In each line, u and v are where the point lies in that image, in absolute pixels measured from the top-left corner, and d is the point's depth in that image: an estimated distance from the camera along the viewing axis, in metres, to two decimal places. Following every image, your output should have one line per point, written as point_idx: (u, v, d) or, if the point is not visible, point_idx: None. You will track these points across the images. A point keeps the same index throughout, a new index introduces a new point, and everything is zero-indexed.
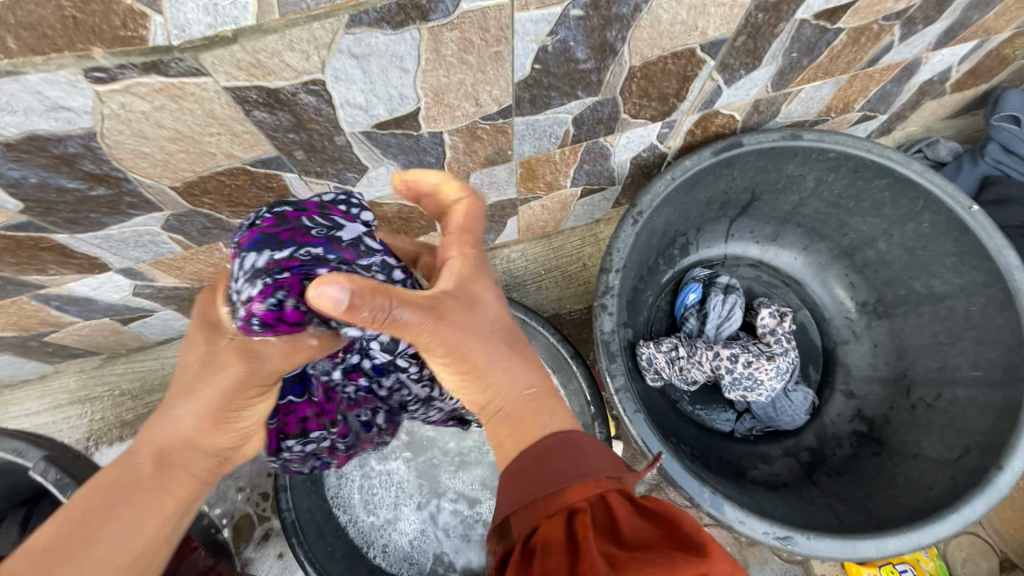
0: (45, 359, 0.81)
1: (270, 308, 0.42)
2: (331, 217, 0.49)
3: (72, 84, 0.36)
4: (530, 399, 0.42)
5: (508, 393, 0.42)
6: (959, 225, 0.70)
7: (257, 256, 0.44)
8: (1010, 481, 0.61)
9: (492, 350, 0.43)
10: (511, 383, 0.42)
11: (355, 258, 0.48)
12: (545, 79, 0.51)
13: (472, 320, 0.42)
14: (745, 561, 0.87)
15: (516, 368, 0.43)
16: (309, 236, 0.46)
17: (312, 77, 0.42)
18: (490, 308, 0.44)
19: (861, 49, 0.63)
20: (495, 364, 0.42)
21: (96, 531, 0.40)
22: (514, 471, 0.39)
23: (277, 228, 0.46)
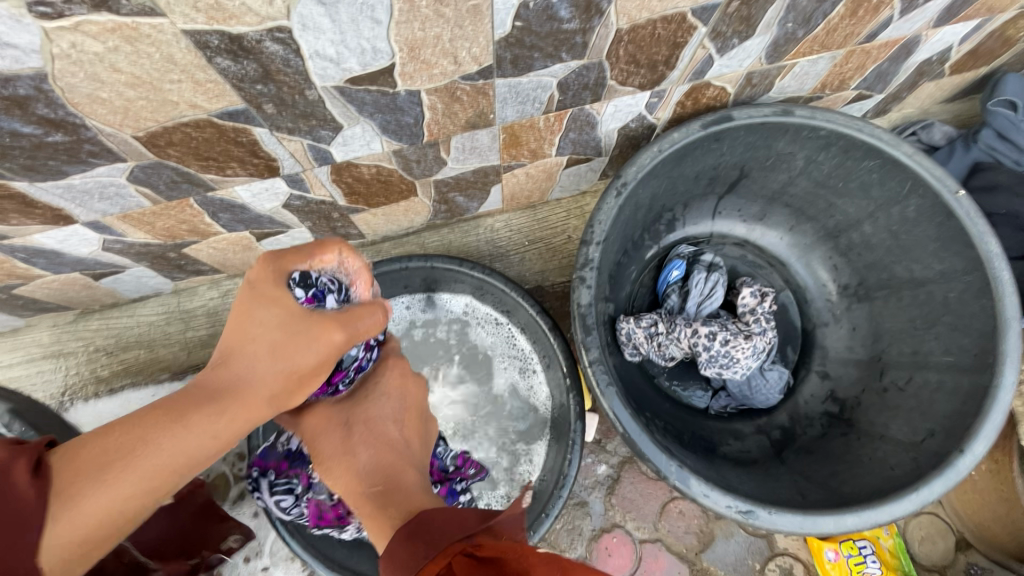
0: (15, 312, 0.81)
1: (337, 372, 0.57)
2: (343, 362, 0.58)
3: (15, 18, 0.34)
4: (376, 493, 0.48)
5: (381, 464, 0.50)
6: (943, 209, 0.69)
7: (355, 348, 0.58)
8: (969, 464, 0.62)
9: (349, 417, 0.55)
10: (360, 470, 0.50)
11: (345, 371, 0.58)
12: (527, 38, 0.49)
13: (321, 433, 0.54)
14: (712, 533, 0.89)
15: (372, 461, 0.50)
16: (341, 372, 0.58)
17: (278, 23, 0.40)
18: (338, 436, 0.53)
19: (859, 22, 0.61)
20: (336, 455, 0.52)
21: (136, 458, 0.38)
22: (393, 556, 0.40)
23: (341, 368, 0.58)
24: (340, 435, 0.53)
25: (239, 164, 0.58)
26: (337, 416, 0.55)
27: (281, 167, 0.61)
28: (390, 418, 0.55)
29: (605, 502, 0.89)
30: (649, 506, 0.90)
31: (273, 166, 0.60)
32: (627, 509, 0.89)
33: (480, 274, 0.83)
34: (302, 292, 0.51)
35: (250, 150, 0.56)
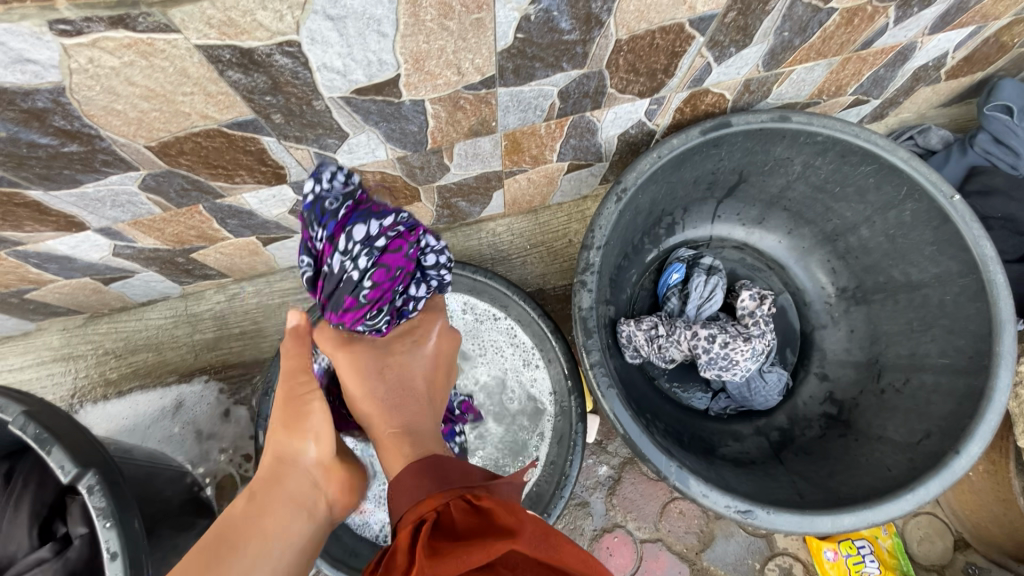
0: (26, 316, 0.82)
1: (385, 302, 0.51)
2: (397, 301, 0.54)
3: (37, 36, 0.35)
4: (398, 434, 0.50)
5: (402, 409, 0.52)
6: (939, 213, 0.70)
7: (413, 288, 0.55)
8: (965, 465, 0.63)
9: (388, 362, 0.53)
10: (391, 413, 0.51)
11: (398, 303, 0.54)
12: (529, 49, 0.51)
13: (359, 374, 0.53)
14: (712, 533, 0.90)
15: (402, 408, 0.52)
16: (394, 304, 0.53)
17: (287, 37, 0.41)
18: (365, 380, 0.53)
19: (854, 30, 0.62)
20: (368, 396, 0.52)
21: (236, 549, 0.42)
22: (400, 489, 0.43)
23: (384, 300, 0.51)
24: (367, 379, 0.53)
25: (247, 171, 0.59)
26: (373, 358, 0.53)
27: (288, 174, 0.62)
28: (415, 372, 0.54)
29: (605, 503, 0.91)
30: (650, 506, 0.91)
31: (280, 173, 0.62)
32: (628, 509, 0.90)
33: (482, 277, 0.84)
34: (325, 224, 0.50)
35: (257, 158, 0.58)
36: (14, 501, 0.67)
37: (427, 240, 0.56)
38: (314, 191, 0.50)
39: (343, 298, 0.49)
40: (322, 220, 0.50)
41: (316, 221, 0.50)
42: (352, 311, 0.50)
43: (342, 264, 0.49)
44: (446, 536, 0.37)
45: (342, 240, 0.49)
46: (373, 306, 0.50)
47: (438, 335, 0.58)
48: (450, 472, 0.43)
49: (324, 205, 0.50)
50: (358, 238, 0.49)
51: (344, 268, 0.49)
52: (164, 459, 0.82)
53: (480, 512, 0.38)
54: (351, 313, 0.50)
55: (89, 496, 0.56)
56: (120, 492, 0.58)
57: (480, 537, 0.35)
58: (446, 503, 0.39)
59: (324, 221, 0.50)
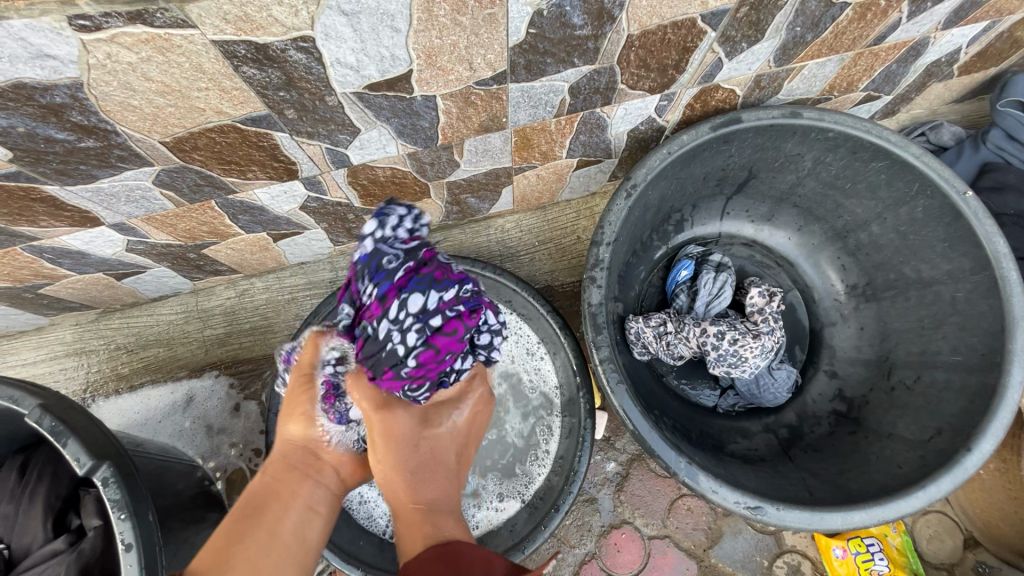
0: (40, 311, 0.83)
1: (427, 377, 0.51)
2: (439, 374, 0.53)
3: (57, 32, 0.36)
4: (427, 509, 0.55)
5: (420, 490, 0.56)
6: (952, 210, 0.69)
7: (458, 360, 0.54)
8: (977, 462, 0.63)
9: (422, 438, 0.56)
10: (421, 489, 0.56)
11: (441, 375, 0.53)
12: (541, 44, 0.51)
13: (391, 445, 0.54)
14: (720, 530, 0.90)
15: (432, 483, 0.57)
16: (436, 376, 0.53)
17: (302, 33, 0.41)
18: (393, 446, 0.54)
19: (867, 25, 0.61)
20: (397, 468, 0.55)
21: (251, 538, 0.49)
22: (416, 571, 0.48)
23: (424, 374, 0.51)
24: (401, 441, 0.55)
25: (259, 167, 0.60)
26: (410, 425, 0.55)
27: (300, 170, 0.63)
28: (439, 447, 0.58)
29: (613, 499, 0.91)
30: (657, 503, 0.91)
31: (292, 169, 0.62)
32: (636, 505, 0.91)
33: (491, 274, 0.85)
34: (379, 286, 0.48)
35: (270, 154, 0.58)
36: (30, 494, 0.67)
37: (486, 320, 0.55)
38: (379, 244, 0.48)
39: (384, 367, 0.49)
40: (376, 277, 0.49)
41: (370, 276, 0.49)
42: (391, 380, 0.50)
43: (388, 335, 0.48)
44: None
45: (394, 310, 0.48)
46: (410, 380, 0.51)
47: (472, 405, 0.61)
48: (464, 562, 0.48)
49: (381, 262, 0.48)
50: (412, 311, 0.48)
51: (391, 342, 0.48)
52: (175, 453, 0.82)
53: None
54: (387, 381, 0.50)
55: (105, 488, 0.57)
56: (134, 484, 0.59)
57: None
58: None
59: (378, 281, 0.48)
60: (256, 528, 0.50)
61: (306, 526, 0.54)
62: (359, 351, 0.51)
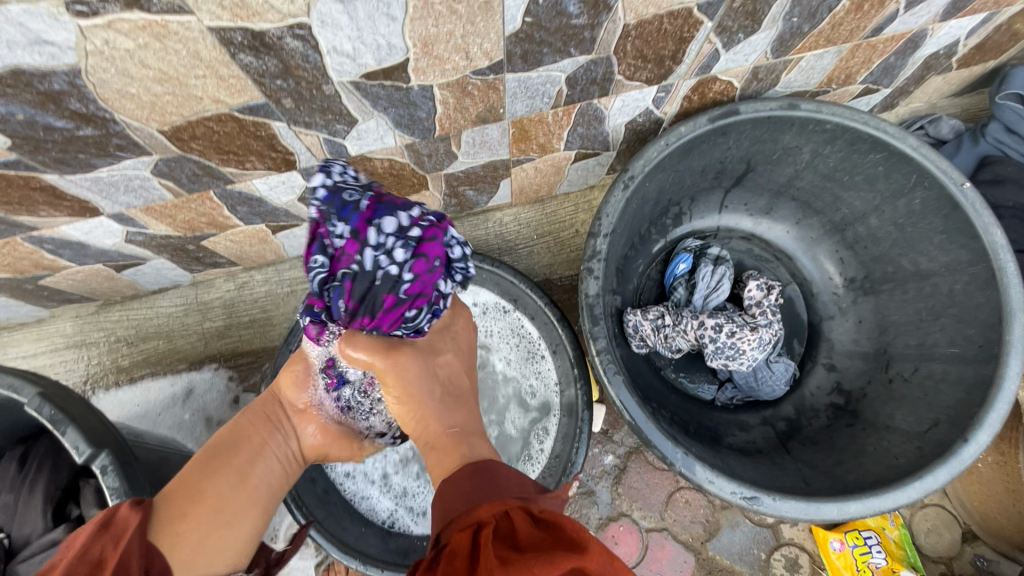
0: (40, 302, 0.83)
1: (423, 298, 0.56)
2: (433, 293, 0.57)
3: (54, 17, 0.36)
4: (453, 436, 0.59)
5: (436, 416, 0.61)
6: (949, 202, 0.69)
7: (444, 281, 0.58)
8: (973, 453, 0.63)
9: (431, 372, 0.61)
10: (437, 418, 0.60)
11: (434, 296, 0.57)
12: (537, 33, 0.51)
13: (407, 384, 0.59)
14: (717, 523, 0.90)
15: (450, 412, 0.62)
16: (430, 296, 0.56)
17: (298, 20, 0.42)
18: (408, 383, 0.59)
19: (864, 16, 0.61)
20: (423, 400, 0.60)
21: (211, 483, 0.57)
22: (450, 486, 0.51)
23: (420, 293, 0.55)
24: (410, 378, 0.59)
25: (257, 157, 0.60)
26: (415, 364, 0.59)
27: (298, 160, 0.63)
28: (449, 377, 0.63)
29: (611, 492, 0.91)
30: (655, 496, 0.91)
31: (290, 160, 0.62)
32: (633, 497, 0.91)
33: (490, 267, 0.85)
34: (348, 228, 0.52)
35: (268, 144, 0.58)
36: (30, 483, 0.68)
37: (454, 235, 0.59)
38: (334, 190, 0.52)
39: (382, 297, 0.53)
40: (342, 215, 0.52)
41: (337, 215, 0.52)
42: (393, 308, 0.55)
43: (378, 260, 0.52)
44: (505, 539, 0.40)
45: (374, 236, 0.52)
46: (410, 304, 0.55)
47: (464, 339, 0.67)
48: (497, 484, 0.49)
49: (347, 198, 0.52)
50: (389, 232, 0.52)
51: (381, 267, 0.52)
52: (175, 444, 0.83)
53: (540, 525, 0.42)
54: (391, 311, 0.55)
55: (103, 476, 0.57)
56: (133, 473, 0.59)
57: (543, 547, 0.38)
58: (505, 512, 0.43)
59: (349, 216, 0.52)
60: (225, 471, 0.59)
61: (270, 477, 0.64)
62: (350, 294, 0.53)
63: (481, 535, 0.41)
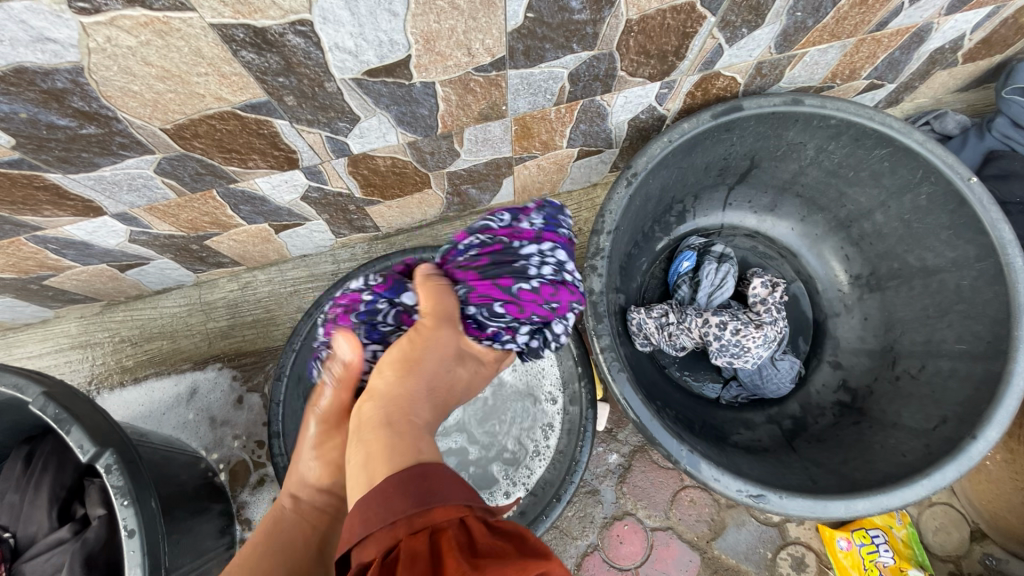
0: (45, 303, 0.84)
1: (512, 313, 0.57)
2: (515, 321, 0.58)
3: (56, 14, 0.36)
4: (413, 428, 0.49)
5: (415, 401, 0.51)
6: (956, 196, 0.69)
7: (530, 334, 0.60)
8: (982, 450, 0.62)
9: (451, 366, 0.55)
10: (409, 407, 0.51)
11: (512, 328, 0.59)
12: (539, 29, 0.50)
13: (421, 356, 0.53)
14: (723, 522, 0.90)
15: (428, 408, 0.53)
16: (514, 317, 0.58)
17: (300, 16, 0.42)
18: (428, 352, 0.53)
19: (869, 10, 0.61)
20: (413, 383, 0.52)
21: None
22: (394, 490, 0.41)
23: (512, 309, 0.57)
24: (419, 353, 0.53)
25: (260, 155, 0.60)
26: (450, 347, 0.55)
27: (300, 159, 0.63)
28: (452, 376, 0.56)
29: (616, 491, 0.90)
30: (660, 495, 0.90)
31: (292, 158, 0.62)
32: (638, 496, 0.90)
33: None
34: (542, 225, 0.62)
35: (271, 142, 0.58)
36: (36, 482, 0.68)
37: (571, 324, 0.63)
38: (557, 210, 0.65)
39: (506, 275, 0.57)
40: (546, 220, 0.62)
41: (545, 217, 0.63)
42: (500, 286, 0.57)
43: (533, 253, 0.59)
44: (466, 548, 0.37)
45: (547, 244, 0.60)
46: (505, 302, 0.57)
47: (482, 372, 0.61)
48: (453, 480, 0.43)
49: (557, 215, 0.63)
50: (559, 258, 0.60)
51: (531, 259, 0.59)
52: (178, 444, 0.83)
53: (497, 532, 0.40)
54: (489, 288, 0.57)
55: (107, 474, 0.57)
56: (137, 471, 0.59)
57: (504, 557, 0.36)
58: (462, 520, 0.40)
59: (549, 222, 0.62)
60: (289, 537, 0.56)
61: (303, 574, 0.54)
62: (488, 252, 0.59)
63: (441, 541, 0.38)
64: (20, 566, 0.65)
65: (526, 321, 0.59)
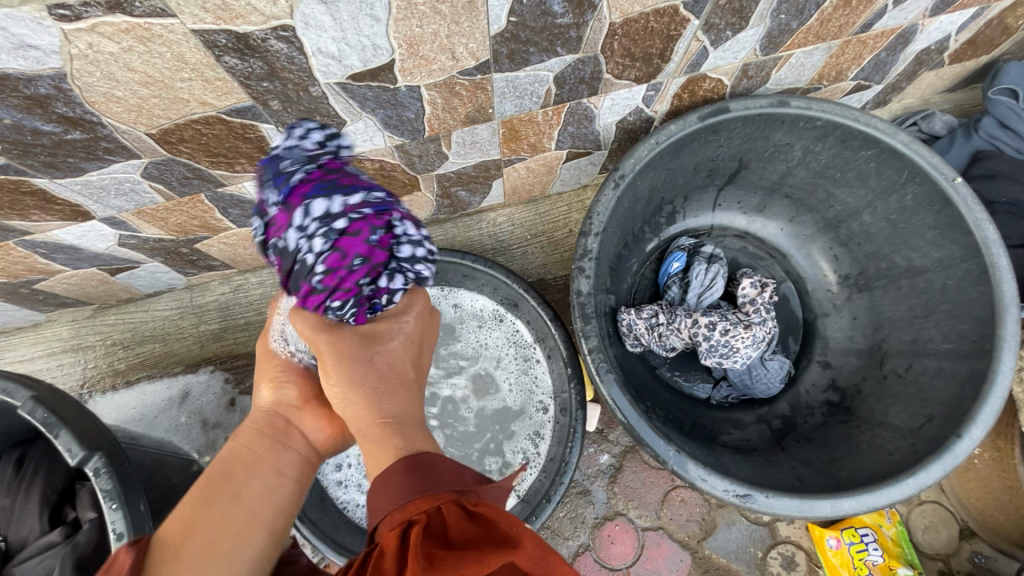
0: (36, 307, 0.84)
1: (344, 295, 0.47)
2: (359, 288, 0.47)
3: (37, 21, 0.36)
4: (385, 428, 0.45)
5: (371, 400, 0.45)
6: (941, 197, 0.69)
7: (387, 281, 0.49)
8: (967, 449, 0.62)
9: (386, 347, 0.48)
10: (371, 407, 0.45)
11: (369, 293, 0.49)
12: (522, 33, 0.51)
13: (340, 364, 0.46)
14: (714, 522, 0.90)
15: (389, 397, 0.46)
16: (357, 286, 0.47)
17: (281, 22, 0.42)
18: (345, 356, 0.46)
19: (853, 12, 0.61)
20: (352, 386, 0.46)
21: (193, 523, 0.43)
22: (380, 486, 0.41)
23: (339, 288, 0.46)
24: (335, 356, 0.46)
25: (247, 160, 0.60)
26: (360, 336, 0.47)
27: None
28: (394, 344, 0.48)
29: (607, 491, 0.91)
30: (651, 495, 0.91)
31: None
32: (630, 497, 0.91)
33: (483, 266, 0.86)
34: (272, 189, 0.46)
35: (257, 146, 0.58)
36: (26, 487, 0.68)
37: (412, 235, 0.51)
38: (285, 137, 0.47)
39: None
40: (273, 180, 0.46)
41: (268, 181, 0.46)
42: (311, 299, 0.47)
43: (295, 244, 0.45)
44: (439, 541, 0.37)
45: (297, 217, 0.44)
46: None
47: (427, 321, 0.52)
48: (437, 464, 0.42)
49: (276, 167, 0.46)
50: (317, 215, 0.44)
51: (296, 247, 0.45)
52: (170, 446, 0.83)
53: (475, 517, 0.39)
54: (312, 301, 0.47)
55: (95, 478, 0.57)
56: (125, 474, 0.59)
57: (472, 553, 0.35)
58: (438, 509, 0.39)
59: (276, 184, 0.45)
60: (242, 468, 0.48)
61: (275, 487, 0.49)
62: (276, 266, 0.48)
63: (411, 538, 0.37)
64: (10, 570, 0.64)
65: (365, 287, 0.48)
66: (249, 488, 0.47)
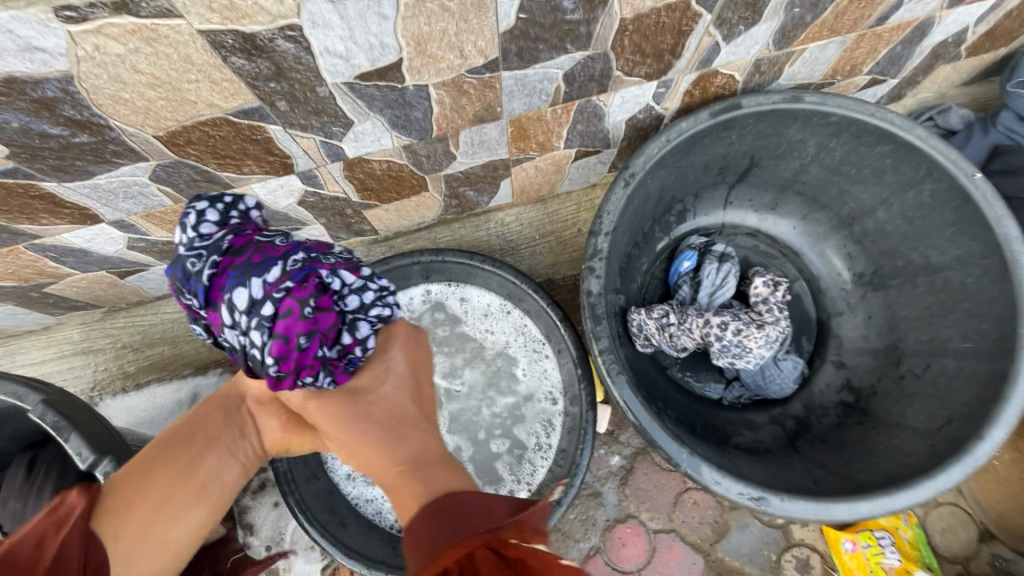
0: (47, 310, 0.84)
1: (308, 366, 0.51)
2: (319, 354, 0.52)
3: (43, 23, 0.36)
4: (402, 473, 0.53)
5: (388, 449, 0.55)
6: (960, 192, 0.68)
7: (345, 337, 0.54)
8: (989, 451, 0.61)
9: (386, 394, 0.57)
10: (394, 455, 0.54)
11: (334, 352, 0.54)
12: (532, 30, 0.50)
13: (345, 418, 0.56)
14: (727, 524, 0.89)
15: (403, 440, 0.55)
16: (317, 354, 0.51)
17: (288, 21, 0.41)
18: (349, 413, 0.56)
19: (868, 5, 0.60)
20: (369, 440, 0.56)
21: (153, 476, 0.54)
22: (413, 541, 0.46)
23: (300, 363, 0.50)
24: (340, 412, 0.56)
25: (255, 161, 0.60)
26: (360, 386, 0.57)
27: (295, 164, 0.63)
28: (388, 386, 0.58)
29: (618, 493, 0.90)
30: (663, 497, 0.90)
31: (287, 163, 0.62)
32: (641, 499, 0.90)
33: (491, 268, 0.84)
34: (206, 294, 0.50)
35: (264, 148, 0.58)
36: (37, 491, 0.68)
37: (353, 282, 0.53)
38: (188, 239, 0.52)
39: None
40: (197, 289, 0.50)
41: (187, 288, 0.51)
42: (283, 383, 0.51)
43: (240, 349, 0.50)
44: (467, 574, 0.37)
45: (228, 318, 0.49)
46: None
47: (420, 359, 0.61)
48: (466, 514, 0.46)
49: (186, 271, 0.51)
50: (242, 306, 0.48)
51: (243, 344, 0.49)
52: None
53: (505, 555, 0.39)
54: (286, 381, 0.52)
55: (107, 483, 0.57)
56: None
57: None
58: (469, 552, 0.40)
59: (196, 289, 0.50)
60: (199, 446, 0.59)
61: (222, 466, 0.60)
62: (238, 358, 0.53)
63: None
64: None
65: (325, 351, 0.52)
66: (194, 459, 0.58)
